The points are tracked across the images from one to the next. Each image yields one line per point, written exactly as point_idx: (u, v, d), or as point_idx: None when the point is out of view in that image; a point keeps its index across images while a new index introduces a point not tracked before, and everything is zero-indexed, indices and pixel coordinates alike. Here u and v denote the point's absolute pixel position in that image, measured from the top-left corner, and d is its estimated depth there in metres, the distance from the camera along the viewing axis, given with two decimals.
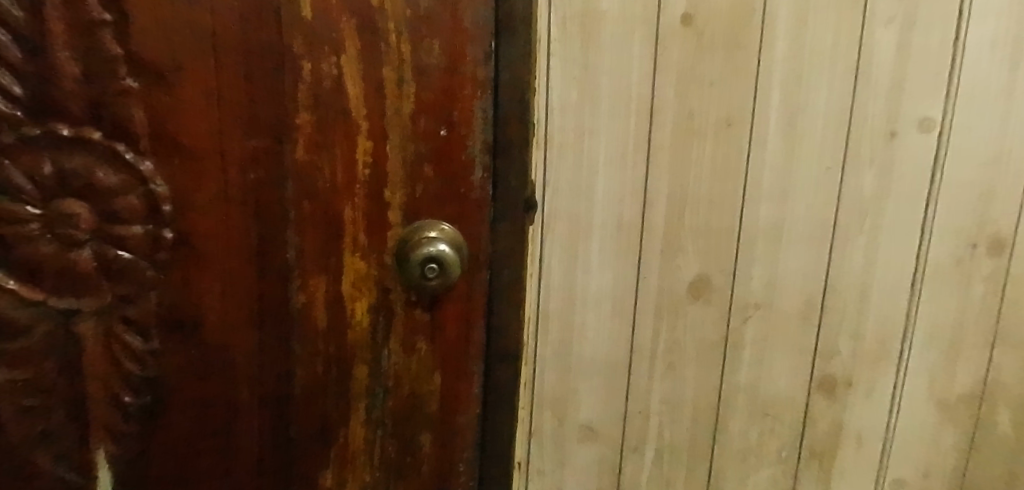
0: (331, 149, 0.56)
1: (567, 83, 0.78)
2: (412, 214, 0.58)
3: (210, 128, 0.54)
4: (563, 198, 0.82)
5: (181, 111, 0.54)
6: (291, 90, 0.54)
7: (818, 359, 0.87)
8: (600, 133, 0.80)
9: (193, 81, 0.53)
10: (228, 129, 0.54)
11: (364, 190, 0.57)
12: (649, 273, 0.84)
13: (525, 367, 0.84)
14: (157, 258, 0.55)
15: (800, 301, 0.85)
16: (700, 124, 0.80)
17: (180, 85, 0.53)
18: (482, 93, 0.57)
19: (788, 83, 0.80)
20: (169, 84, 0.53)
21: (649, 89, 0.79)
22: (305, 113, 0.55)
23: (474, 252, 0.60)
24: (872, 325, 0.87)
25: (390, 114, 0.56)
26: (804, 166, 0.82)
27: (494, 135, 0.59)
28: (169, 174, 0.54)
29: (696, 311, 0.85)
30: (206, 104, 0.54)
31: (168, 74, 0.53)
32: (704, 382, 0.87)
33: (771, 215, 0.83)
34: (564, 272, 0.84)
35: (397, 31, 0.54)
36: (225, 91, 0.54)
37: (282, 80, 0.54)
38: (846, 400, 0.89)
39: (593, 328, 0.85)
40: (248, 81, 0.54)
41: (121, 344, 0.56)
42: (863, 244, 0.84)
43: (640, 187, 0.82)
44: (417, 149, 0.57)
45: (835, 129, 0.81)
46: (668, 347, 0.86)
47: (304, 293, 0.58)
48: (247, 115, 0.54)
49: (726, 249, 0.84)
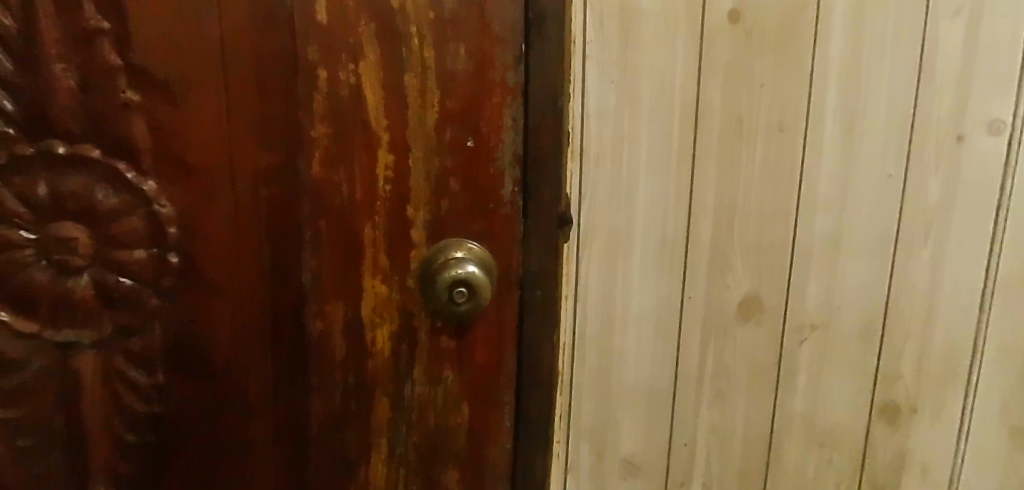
0: (349, 163, 0.51)
1: (604, 88, 0.73)
2: (437, 233, 0.53)
3: (219, 142, 0.50)
4: (601, 210, 0.76)
5: (188, 125, 0.49)
6: (306, 100, 0.50)
7: (880, 383, 0.80)
8: (640, 140, 0.75)
9: (200, 93, 0.49)
10: (239, 144, 0.50)
11: (385, 207, 0.52)
12: (695, 292, 0.78)
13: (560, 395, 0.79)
14: (161, 284, 0.51)
15: (860, 321, 0.78)
16: (749, 129, 0.74)
17: (186, 96, 0.49)
18: (513, 100, 0.52)
19: (845, 83, 0.73)
20: (174, 96, 0.49)
21: (693, 92, 0.73)
22: (322, 126, 0.50)
23: (505, 272, 0.55)
24: (940, 348, 0.79)
25: (413, 125, 0.51)
26: (863, 174, 0.75)
27: (526, 145, 0.53)
28: (174, 193, 0.50)
29: (746, 333, 0.79)
30: (215, 118, 0.49)
31: (173, 85, 0.49)
32: (756, 410, 0.81)
33: (827, 228, 0.76)
34: (602, 292, 0.78)
35: (421, 35, 0.50)
36: (235, 102, 0.49)
37: (296, 89, 0.49)
38: (910, 428, 0.81)
39: (634, 352, 0.79)
40: (260, 91, 0.49)
41: (122, 379, 0.52)
42: (928, 258, 0.77)
43: (684, 199, 0.76)
44: (442, 162, 0.52)
45: (897, 132, 0.74)
46: (714, 371, 0.80)
47: (321, 321, 0.54)
48: (258, 128, 0.50)
49: (779, 264, 0.77)
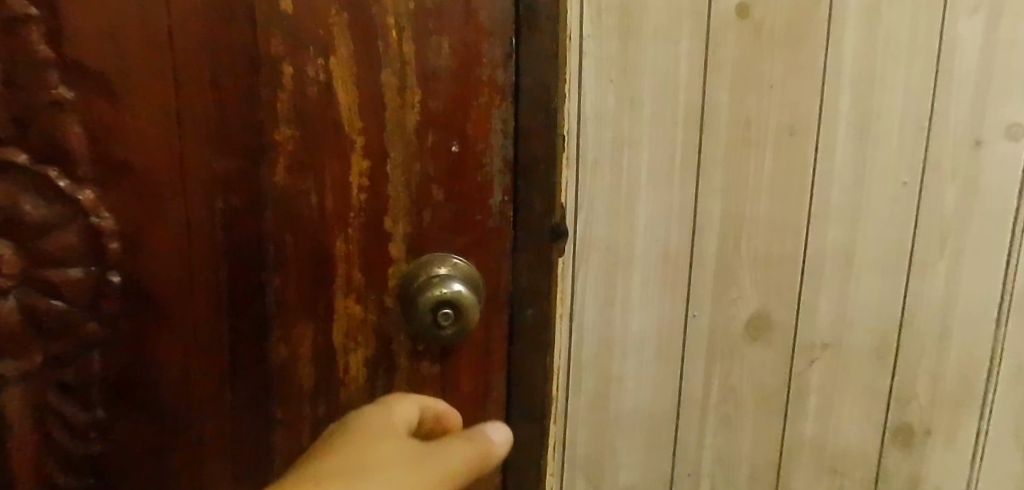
0: (318, 170, 0.45)
1: (601, 89, 0.68)
2: (418, 247, 0.48)
3: (169, 146, 0.44)
4: (599, 219, 0.71)
5: (133, 127, 0.43)
6: (268, 99, 0.44)
7: (893, 404, 0.74)
8: (641, 144, 0.69)
9: (147, 90, 0.43)
10: (192, 149, 0.44)
11: (359, 219, 0.47)
12: (699, 310, 0.73)
13: (554, 421, 0.74)
14: (101, 308, 0.45)
15: (874, 340, 0.73)
16: (758, 133, 0.68)
17: (129, 95, 0.43)
18: (502, 100, 0.47)
19: (861, 84, 0.67)
20: (116, 94, 0.43)
21: (697, 93, 0.68)
22: (287, 128, 0.45)
23: (493, 289, 0.50)
24: (955, 367, 0.73)
25: (391, 128, 0.46)
26: (877, 181, 0.69)
27: (516, 150, 0.48)
28: (116, 203, 0.44)
29: (754, 354, 0.74)
30: (164, 119, 0.44)
31: (116, 81, 0.43)
32: (763, 434, 0.75)
33: (840, 240, 0.71)
34: (600, 308, 0.73)
35: (398, 27, 0.44)
36: (186, 102, 0.43)
37: (256, 87, 0.44)
38: (923, 452, 0.76)
39: (634, 374, 0.74)
40: (216, 89, 0.43)
41: (55, 414, 0.46)
42: (943, 271, 0.71)
43: (688, 208, 0.70)
44: (424, 169, 0.47)
45: (913, 137, 0.68)
46: (720, 395, 0.75)
47: (286, 346, 0.48)
48: (213, 131, 0.44)
49: (788, 279, 0.72)
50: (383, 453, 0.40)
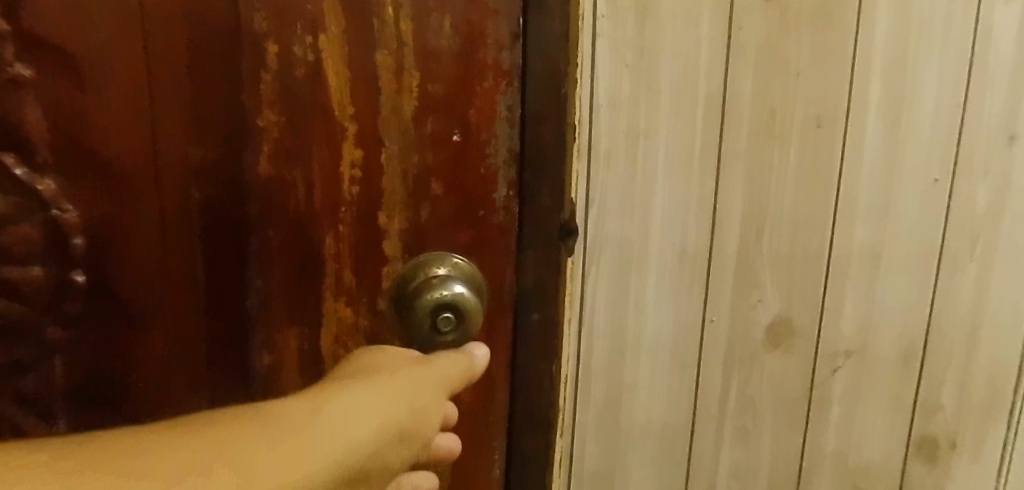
0: (306, 159, 0.41)
1: (616, 73, 0.63)
2: (415, 244, 0.44)
3: (139, 131, 0.39)
4: (611, 216, 0.66)
5: (99, 109, 0.39)
6: (251, 81, 0.39)
7: (918, 415, 0.70)
8: (658, 136, 0.65)
9: (114, 67, 0.38)
10: (165, 135, 0.40)
11: (352, 213, 0.42)
12: (717, 315, 0.68)
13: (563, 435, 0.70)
14: (65, 311, 0.41)
15: (899, 346, 0.68)
16: (783, 125, 0.64)
17: (95, 73, 0.38)
18: (508, 85, 0.42)
19: (891, 73, 0.63)
20: (80, 72, 0.38)
21: (718, 82, 0.63)
22: (271, 112, 0.40)
23: (497, 292, 0.46)
24: (983, 374, 0.69)
25: (387, 114, 0.41)
26: (905, 179, 0.65)
27: (524, 139, 0.43)
28: (80, 193, 0.39)
29: (774, 362, 0.69)
30: (135, 101, 0.39)
31: (79, 57, 0.38)
32: (781, 446, 0.71)
33: (866, 239, 0.66)
34: (612, 311, 0.69)
35: (396, 3, 0.39)
36: (159, 82, 0.39)
37: (238, 67, 0.39)
38: (948, 466, 0.71)
39: (645, 382, 0.70)
40: (193, 68, 0.39)
41: (9, 429, 0.41)
42: (974, 274, 0.67)
43: (706, 206, 0.66)
44: (423, 159, 0.42)
45: (945, 131, 0.64)
46: (738, 404, 0.71)
47: (269, 354, 0.44)
48: (190, 115, 0.39)
49: (811, 281, 0.67)
50: (386, 364, 0.39)
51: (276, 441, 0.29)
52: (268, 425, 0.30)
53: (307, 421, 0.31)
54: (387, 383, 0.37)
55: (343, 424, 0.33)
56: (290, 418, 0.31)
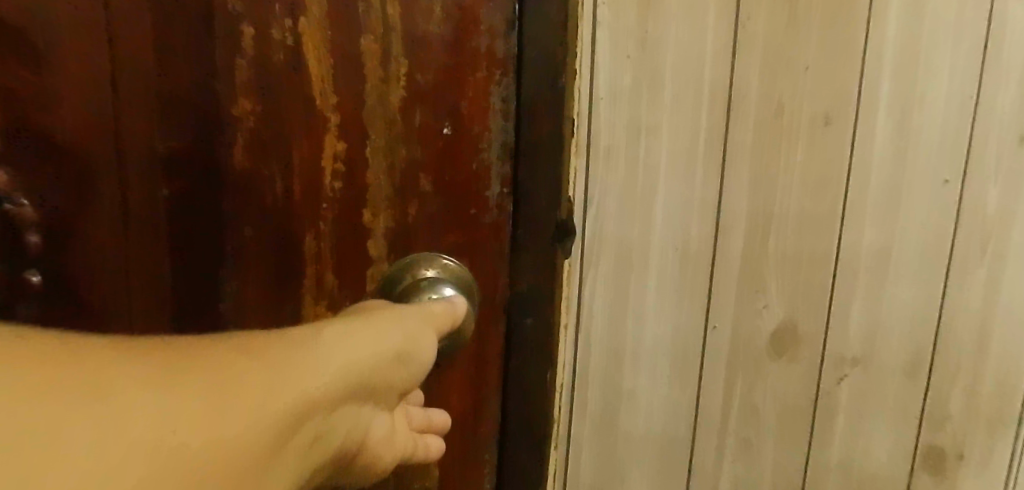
0: (285, 151, 0.38)
1: (617, 64, 0.60)
2: (402, 245, 0.41)
3: (101, 123, 0.38)
4: (610, 216, 0.64)
5: (60, 99, 0.37)
6: (225, 68, 0.37)
7: (925, 426, 0.67)
8: (661, 131, 0.62)
9: (76, 55, 0.37)
10: (129, 128, 0.38)
11: (333, 211, 0.39)
12: (721, 321, 0.66)
13: (557, 444, 0.68)
14: (18, 309, 0.39)
15: (907, 354, 0.66)
16: (791, 122, 0.61)
17: (55, 61, 0.37)
18: (502, 74, 0.39)
19: (901, 69, 0.60)
20: (39, 59, 0.36)
21: (722, 77, 0.60)
22: (248, 101, 0.37)
23: (490, 296, 0.43)
24: (991, 382, 0.66)
25: (373, 104, 0.38)
26: (915, 179, 0.62)
27: (519, 132, 0.40)
28: (41, 184, 0.38)
29: (779, 370, 0.67)
30: (96, 91, 0.37)
31: (39, 44, 0.36)
32: (784, 457, 0.69)
33: (875, 243, 0.64)
34: (610, 316, 0.66)
35: None
36: (123, 71, 0.37)
37: (211, 53, 0.37)
38: (955, 477, 0.69)
39: (643, 389, 0.68)
40: (161, 57, 0.37)
41: None
42: (983, 279, 0.64)
43: (710, 205, 0.63)
44: (411, 153, 0.39)
45: (955, 129, 0.61)
46: (741, 415, 0.68)
47: None
48: (156, 106, 0.37)
49: (817, 286, 0.65)
50: (378, 304, 0.34)
51: (300, 353, 0.25)
52: (281, 335, 0.25)
53: (316, 338, 0.27)
54: (383, 317, 0.33)
55: (345, 349, 0.28)
56: (303, 331, 0.26)
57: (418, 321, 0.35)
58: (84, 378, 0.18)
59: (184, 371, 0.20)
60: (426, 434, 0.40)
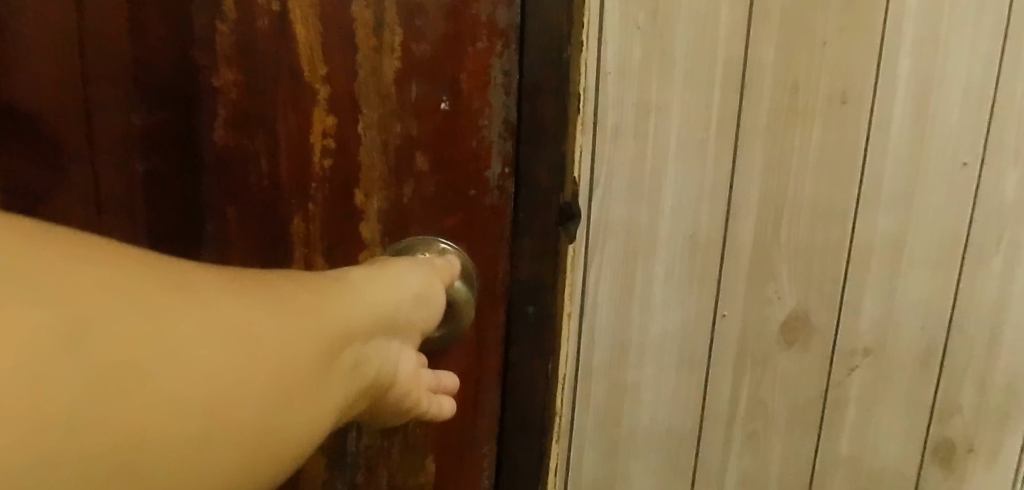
0: (270, 125, 0.37)
1: (627, 36, 0.57)
2: (396, 228, 0.38)
3: (69, 102, 0.37)
4: (617, 199, 0.61)
5: (26, 76, 0.37)
6: (206, 38, 0.36)
7: (935, 418, 0.65)
8: (671, 109, 0.59)
9: (43, 31, 0.36)
10: (97, 106, 0.37)
11: (323, 190, 0.38)
12: (729, 310, 0.63)
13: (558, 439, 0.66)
14: None
15: (920, 345, 0.63)
16: (805, 100, 0.58)
17: (20, 37, 0.36)
18: (504, 46, 0.36)
19: (921, 45, 0.57)
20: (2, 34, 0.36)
21: (734, 54, 0.57)
22: (231, 72, 0.36)
23: (490, 283, 0.40)
24: (1004, 374, 0.64)
25: (364, 76, 0.36)
26: (931, 163, 0.59)
27: (521, 112, 0.37)
28: (9, 153, 0.38)
29: (789, 361, 0.65)
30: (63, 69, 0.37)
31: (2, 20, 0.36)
32: (792, 451, 0.67)
33: (890, 229, 0.61)
34: (615, 304, 0.64)
35: None
36: (91, 49, 0.36)
37: (190, 25, 0.36)
38: (964, 471, 0.67)
39: (648, 379, 0.66)
40: (133, 33, 0.36)
41: None
42: (1000, 267, 0.61)
43: (720, 189, 0.61)
44: (406, 130, 0.37)
45: (976, 110, 0.58)
46: (749, 408, 0.66)
47: None
48: (127, 84, 0.37)
49: (831, 275, 0.62)
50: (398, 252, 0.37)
51: (333, 313, 0.27)
52: (310, 289, 0.26)
53: (343, 293, 0.28)
54: (392, 270, 0.33)
55: (371, 302, 0.30)
56: (336, 289, 0.28)
57: (429, 271, 0.35)
58: (148, 307, 0.20)
59: (226, 309, 0.22)
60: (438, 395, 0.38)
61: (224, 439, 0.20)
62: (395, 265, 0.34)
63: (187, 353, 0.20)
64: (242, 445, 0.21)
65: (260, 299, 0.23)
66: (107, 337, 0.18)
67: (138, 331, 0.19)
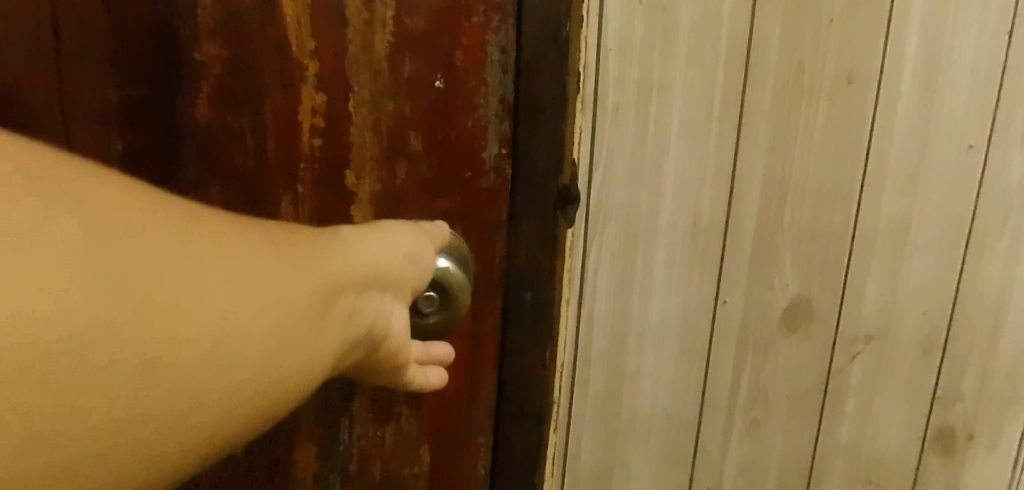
0: (256, 103, 0.35)
1: (628, 14, 0.55)
2: (389, 211, 0.37)
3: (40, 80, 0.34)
4: (616, 183, 0.60)
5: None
6: (186, 10, 0.33)
7: (936, 404, 0.64)
8: (672, 89, 0.57)
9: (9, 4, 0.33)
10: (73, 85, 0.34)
11: (312, 171, 0.36)
12: (730, 297, 0.62)
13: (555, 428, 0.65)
14: None
15: (922, 331, 0.63)
16: (811, 80, 0.57)
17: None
18: (501, 20, 0.35)
19: (930, 24, 0.55)
20: None
21: (739, 33, 0.56)
22: (214, 46, 0.34)
23: (486, 268, 0.39)
24: (1005, 359, 0.63)
25: (355, 51, 0.34)
26: (937, 146, 0.58)
27: (518, 90, 0.36)
28: None
29: (790, 348, 0.64)
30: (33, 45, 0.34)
31: None
32: (793, 439, 0.66)
33: (894, 214, 0.60)
34: (614, 290, 0.62)
35: None
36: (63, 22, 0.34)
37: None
38: (964, 458, 0.66)
39: (647, 366, 0.64)
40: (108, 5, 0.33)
41: None
42: (1004, 251, 0.60)
43: (721, 172, 0.59)
44: (398, 108, 0.35)
45: (983, 91, 0.57)
46: (750, 396, 0.65)
47: None
48: (104, 58, 0.34)
49: (834, 262, 0.61)
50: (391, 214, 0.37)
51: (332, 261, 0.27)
52: (309, 239, 0.27)
53: (338, 246, 0.29)
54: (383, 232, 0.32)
55: (366, 255, 0.30)
56: (332, 242, 0.29)
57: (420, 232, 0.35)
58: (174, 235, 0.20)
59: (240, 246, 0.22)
60: (426, 365, 0.38)
61: (240, 373, 0.21)
62: (386, 225, 0.33)
63: (207, 286, 0.20)
64: (259, 390, 0.22)
65: (266, 240, 0.24)
66: (148, 278, 0.19)
67: (169, 260, 0.20)
